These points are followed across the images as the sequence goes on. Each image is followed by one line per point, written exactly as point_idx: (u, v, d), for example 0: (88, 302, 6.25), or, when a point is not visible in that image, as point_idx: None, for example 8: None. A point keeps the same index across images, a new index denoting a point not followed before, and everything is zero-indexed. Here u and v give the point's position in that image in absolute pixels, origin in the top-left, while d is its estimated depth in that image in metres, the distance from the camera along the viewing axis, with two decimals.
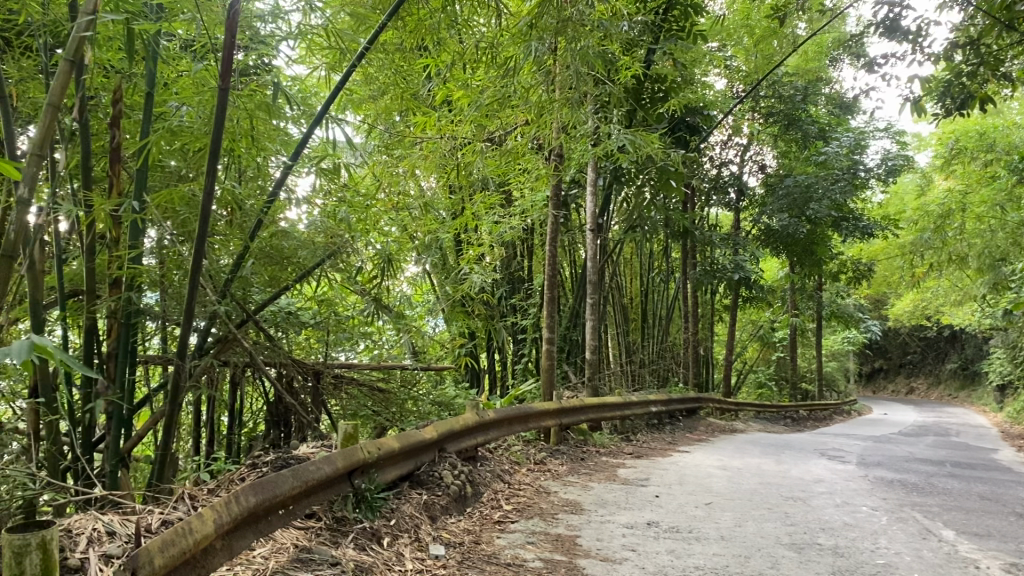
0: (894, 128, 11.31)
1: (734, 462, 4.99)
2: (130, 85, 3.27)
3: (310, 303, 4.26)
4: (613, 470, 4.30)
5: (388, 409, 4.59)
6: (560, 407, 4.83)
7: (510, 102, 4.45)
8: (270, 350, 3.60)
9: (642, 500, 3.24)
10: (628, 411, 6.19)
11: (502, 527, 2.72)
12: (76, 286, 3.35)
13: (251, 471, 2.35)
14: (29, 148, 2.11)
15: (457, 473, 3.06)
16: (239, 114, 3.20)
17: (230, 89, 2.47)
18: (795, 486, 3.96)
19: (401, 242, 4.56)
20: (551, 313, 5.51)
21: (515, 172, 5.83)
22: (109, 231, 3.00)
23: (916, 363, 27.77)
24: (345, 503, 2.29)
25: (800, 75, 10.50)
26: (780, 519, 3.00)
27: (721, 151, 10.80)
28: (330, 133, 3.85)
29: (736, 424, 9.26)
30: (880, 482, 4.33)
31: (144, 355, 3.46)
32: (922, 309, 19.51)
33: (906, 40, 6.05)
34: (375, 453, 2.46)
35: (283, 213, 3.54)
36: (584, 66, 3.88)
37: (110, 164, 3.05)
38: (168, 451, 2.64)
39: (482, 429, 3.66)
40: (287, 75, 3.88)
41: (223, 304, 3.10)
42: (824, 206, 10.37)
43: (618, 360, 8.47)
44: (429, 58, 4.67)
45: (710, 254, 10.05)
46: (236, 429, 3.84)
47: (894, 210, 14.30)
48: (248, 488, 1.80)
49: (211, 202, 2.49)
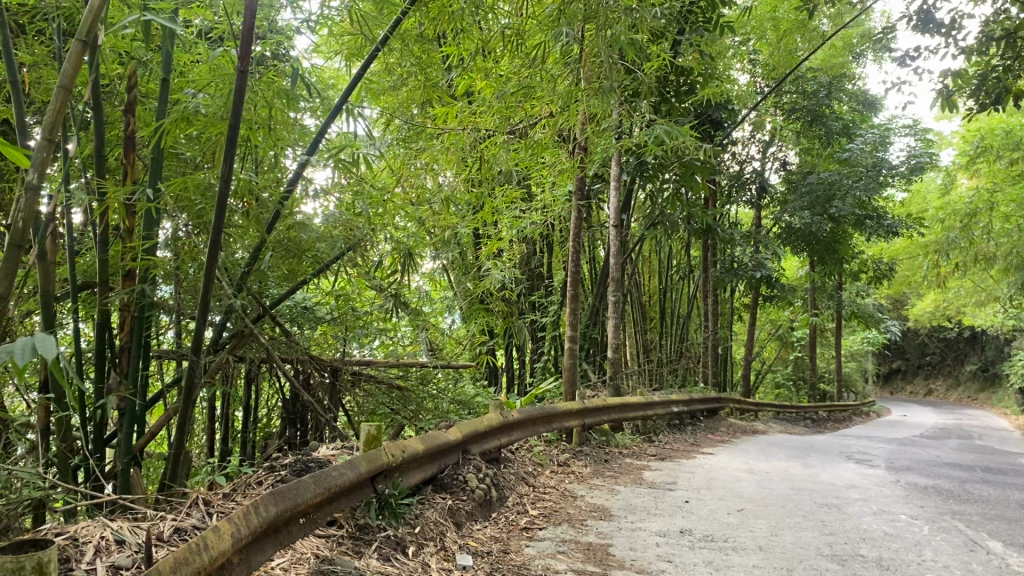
0: (919, 126, 11.09)
1: (761, 464, 4.85)
2: (145, 72, 3.18)
3: (327, 298, 4.14)
4: (639, 472, 4.18)
5: (405, 407, 4.48)
6: (582, 407, 4.71)
7: (535, 91, 4.35)
8: (287, 347, 3.50)
9: (672, 506, 3.12)
10: (649, 412, 6.06)
11: (530, 534, 2.61)
12: (89, 278, 3.26)
13: (269, 474, 2.24)
14: (40, 132, 2.00)
15: (482, 475, 2.94)
16: (257, 102, 3.09)
17: (248, 72, 2.36)
18: (827, 491, 3.82)
19: (419, 236, 4.46)
20: (573, 310, 5.36)
21: (537, 166, 5.71)
22: (123, 221, 2.91)
23: (934, 364, 27.49)
24: (368, 509, 2.18)
25: (824, 70, 10.34)
26: (818, 528, 2.87)
27: (744, 147, 10.64)
28: (350, 126, 3.75)
29: (756, 426, 9.11)
30: (914, 488, 4.18)
31: (158, 350, 3.35)
32: (943, 310, 19.23)
33: (939, 33, 5.89)
34: (398, 457, 2.35)
35: (299, 205, 3.42)
36: (615, 54, 3.78)
37: (125, 153, 2.96)
38: (182, 450, 2.54)
39: (506, 430, 3.54)
40: (306, 65, 3.80)
41: (240, 299, 3.00)
42: (847, 203, 10.20)
43: (637, 360, 8.34)
44: (450, 48, 4.59)
45: (730, 251, 9.90)
46: (251, 428, 3.74)
47: (917, 209, 14.10)
48: (268, 497, 1.69)
49: (228, 190, 2.38)
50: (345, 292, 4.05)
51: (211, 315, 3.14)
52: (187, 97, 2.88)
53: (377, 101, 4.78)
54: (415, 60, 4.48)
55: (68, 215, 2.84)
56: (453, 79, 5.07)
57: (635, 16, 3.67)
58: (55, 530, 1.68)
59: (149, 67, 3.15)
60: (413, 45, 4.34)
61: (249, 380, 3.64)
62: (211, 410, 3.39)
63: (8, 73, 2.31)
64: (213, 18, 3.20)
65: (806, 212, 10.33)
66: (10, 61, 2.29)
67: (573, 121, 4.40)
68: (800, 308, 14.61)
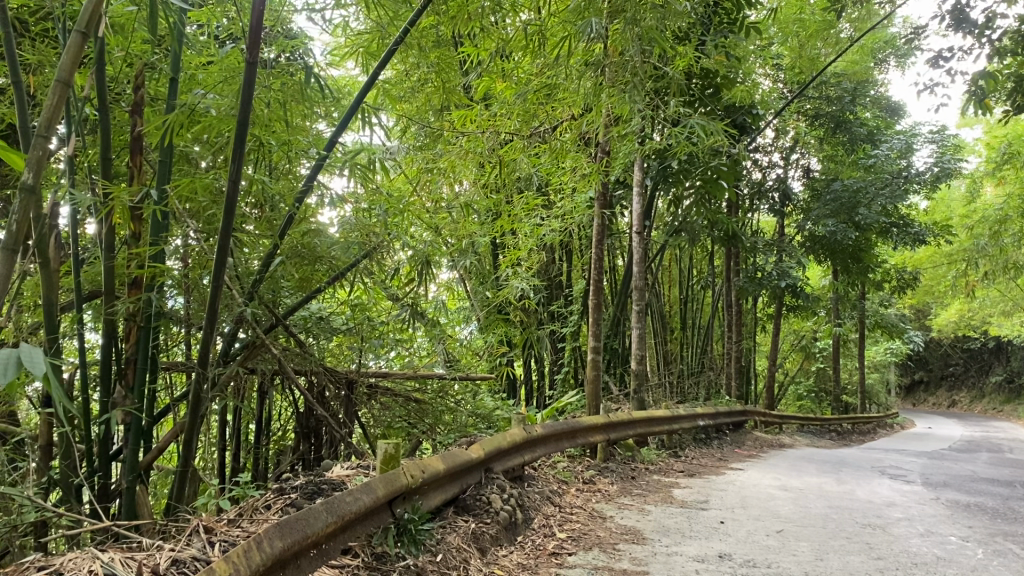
0: (946, 131, 10.84)
1: (794, 481, 4.66)
2: (156, 74, 3.06)
3: (343, 308, 3.97)
4: (668, 490, 3.99)
5: (423, 420, 4.33)
6: (607, 421, 4.54)
7: (561, 89, 4.18)
8: (301, 357, 3.36)
9: (707, 528, 2.95)
10: (674, 426, 5.88)
11: (559, 560, 2.43)
12: (96, 288, 3.13)
13: (278, 496, 2.09)
14: (35, 130, 1.86)
15: (506, 496, 2.78)
16: (269, 101, 2.95)
17: (257, 64, 2.21)
18: (868, 509, 3.62)
19: (436, 244, 4.30)
20: (596, 320, 5.16)
21: (557, 172, 5.59)
22: (129, 227, 2.79)
23: (958, 375, 27.03)
24: (386, 536, 2.02)
25: (848, 76, 10.21)
26: (864, 552, 2.69)
27: (767, 154, 10.44)
28: (366, 132, 3.61)
29: (783, 439, 8.90)
30: (957, 507, 3.97)
31: (166, 362, 3.22)
32: (969, 319, 18.89)
33: (973, 32, 5.70)
34: (417, 478, 2.21)
35: (314, 213, 3.28)
36: (643, 49, 3.58)
37: (132, 156, 2.83)
38: (189, 468, 2.39)
39: (529, 446, 3.39)
40: (322, 70, 3.67)
41: (250, 308, 2.86)
42: (874, 211, 10.01)
43: (659, 371, 8.15)
44: (470, 48, 4.44)
45: (754, 260, 9.73)
46: (264, 442, 3.59)
47: (941, 217, 13.89)
48: (274, 529, 1.54)
49: (238, 190, 2.23)
50: (360, 303, 3.89)
51: (221, 326, 2.99)
52: (197, 96, 2.76)
53: (395, 107, 4.69)
54: (433, 62, 4.35)
55: (71, 221, 2.71)
56: (473, 81, 4.94)
57: (665, 11, 3.47)
58: (41, 564, 1.53)
59: (158, 68, 3.04)
60: (428, 50, 4.24)
61: (262, 394, 3.50)
62: (222, 425, 3.24)
63: (11, 74, 2.07)
64: (225, 16, 3.07)
65: (831, 220, 10.15)
66: (13, 61, 2.04)
67: (597, 121, 4.21)
68: (824, 318, 14.38)
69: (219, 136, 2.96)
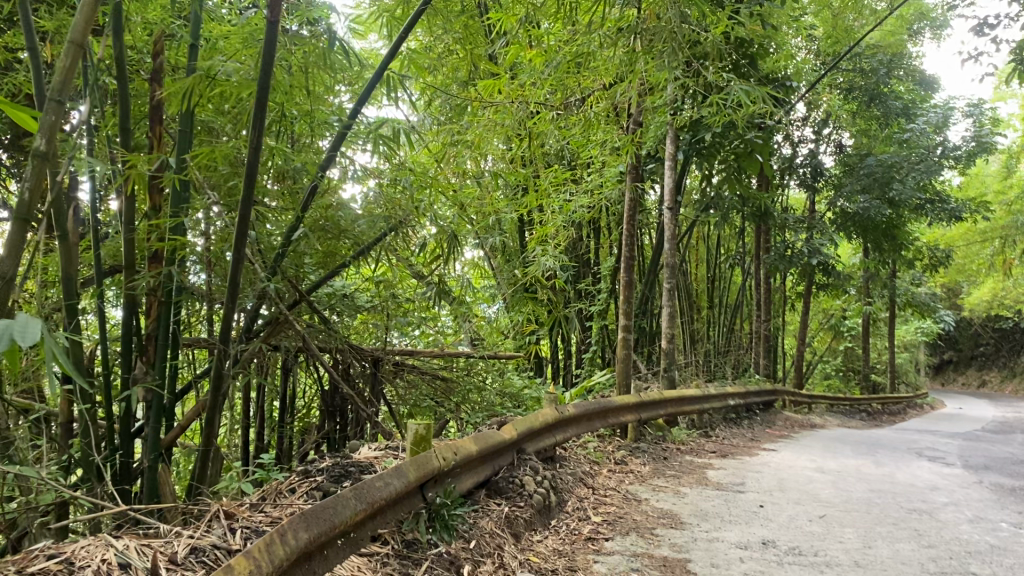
0: (984, 104, 10.53)
1: (830, 462, 4.52)
2: (177, 41, 2.96)
3: (368, 284, 3.87)
4: (703, 472, 3.87)
5: (449, 399, 4.24)
6: (638, 401, 4.43)
7: (593, 57, 4.02)
8: (325, 334, 3.27)
9: (748, 512, 2.84)
10: (705, 406, 5.75)
11: (597, 546, 2.34)
12: (117, 262, 3.05)
13: (303, 479, 2.00)
14: (47, 94, 1.78)
15: (539, 478, 2.70)
16: (292, 68, 2.83)
17: (279, 22, 2.07)
18: (912, 494, 3.49)
19: (462, 220, 4.16)
20: (627, 298, 5.03)
21: (586, 144, 5.46)
22: (148, 199, 2.71)
23: (988, 355, 26.59)
24: (417, 521, 1.94)
25: (884, 47, 9.94)
26: (914, 539, 2.57)
27: (798, 129, 10.20)
28: (391, 104, 3.48)
29: (814, 419, 8.74)
30: (1002, 490, 3.83)
31: (189, 338, 3.14)
32: (1001, 298, 18.56)
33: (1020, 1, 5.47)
34: (449, 461, 2.12)
35: (338, 187, 3.18)
36: (683, 12, 3.40)
37: (151, 124, 2.76)
38: (209, 447, 2.31)
39: (560, 427, 3.28)
40: (346, 38, 3.54)
41: (274, 283, 2.76)
42: (908, 186, 9.75)
43: (687, 350, 8.01)
44: (498, 15, 4.31)
45: (784, 237, 9.54)
46: (289, 420, 3.51)
47: (975, 192, 13.58)
48: (299, 519, 1.45)
49: (259, 156, 2.12)
50: (385, 279, 3.79)
51: (244, 302, 2.90)
52: (217, 62, 2.65)
53: (421, 77, 4.58)
54: (459, 30, 4.21)
55: (89, 192, 2.63)
56: (500, 49, 4.81)
57: None
58: (54, 550, 1.45)
59: (180, 35, 2.95)
60: (455, 18, 4.12)
61: (287, 371, 3.43)
62: (246, 403, 3.16)
63: (25, 37, 1.99)
64: None
65: (863, 196, 9.91)
66: (28, 25, 1.96)
67: (630, 90, 4.06)
68: (853, 297, 14.15)
69: (241, 106, 2.88)
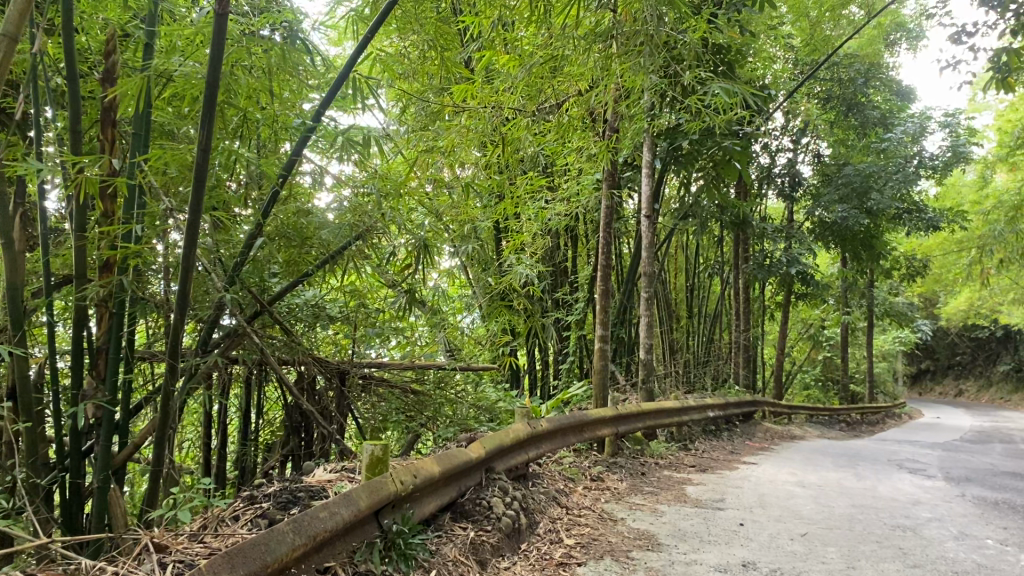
0: (961, 113, 10.56)
1: (811, 476, 4.43)
2: (135, 39, 2.82)
3: (338, 295, 3.74)
4: (682, 487, 3.77)
5: (421, 412, 4.15)
6: (616, 414, 4.33)
7: (567, 59, 3.91)
8: (288, 347, 3.14)
9: (727, 531, 2.74)
10: (685, 418, 5.66)
11: (566, 572, 2.22)
12: (67, 272, 2.91)
13: (248, 506, 1.90)
14: None
15: (509, 499, 2.58)
16: (251, 71, 2.70)
17: (227, 19, 1.94)
18: (894, 509, 3.39)
19: (436, 227, 4.06)
20: (604, 308, 4.92)
21: (563, 151, 5.39)
22: (97, 206, 2.57)
23: (965, 365, 26.74)
24: (370, 552, 1.82)
25: (860, 57, 9.96)
26: (898, 559, 2.47)
27: (777, 138, 10.19)
28: (361, 108, 3.36)
29: (795, 430, 8.66)
30: (985, 504, 3.75)
31: (143, 352, 3.00)
32: (978, 307, 18.69)
33: (998, 9, 5.40)
34: (407, 484, 2.01)
35: (305, 195, 3.05)
36: (659, 13, 3.29)
37: (103, 127, 2.62)
38: (161, 469, 2.19)
39: (533, 442, 3.17)
40: (316, 40, 3.41)
41: (231, 294, 2.63)
42: (886, 196, 9.79)
43: (666, 361, 7.93)
44: (471, 19, 4.20)
45: (762, 246, 9.52)
46: (253, 437, 3.38)
47: (952, 202, 13.67)
48: (226, 558, 1.33)
49: (208, 158, 1.99)
50: (356, 289, 3.66)
51: (199, 315, 2.78)
52: (174, 62, 2.51)
53: (393, 79, 4.49)
54: (431, 34, 4.12)
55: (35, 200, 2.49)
56: (473, 52, 4.72)
57: None
58: None
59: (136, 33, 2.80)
60: (427, 21, 4.03)
61: (251, 385, 3.30)
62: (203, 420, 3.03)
63: None
64: None
65: (841, 205, 9.90)
66: None
67: (607, 94, 3.97)
68: (832, 307, 14.18)
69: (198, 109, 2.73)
